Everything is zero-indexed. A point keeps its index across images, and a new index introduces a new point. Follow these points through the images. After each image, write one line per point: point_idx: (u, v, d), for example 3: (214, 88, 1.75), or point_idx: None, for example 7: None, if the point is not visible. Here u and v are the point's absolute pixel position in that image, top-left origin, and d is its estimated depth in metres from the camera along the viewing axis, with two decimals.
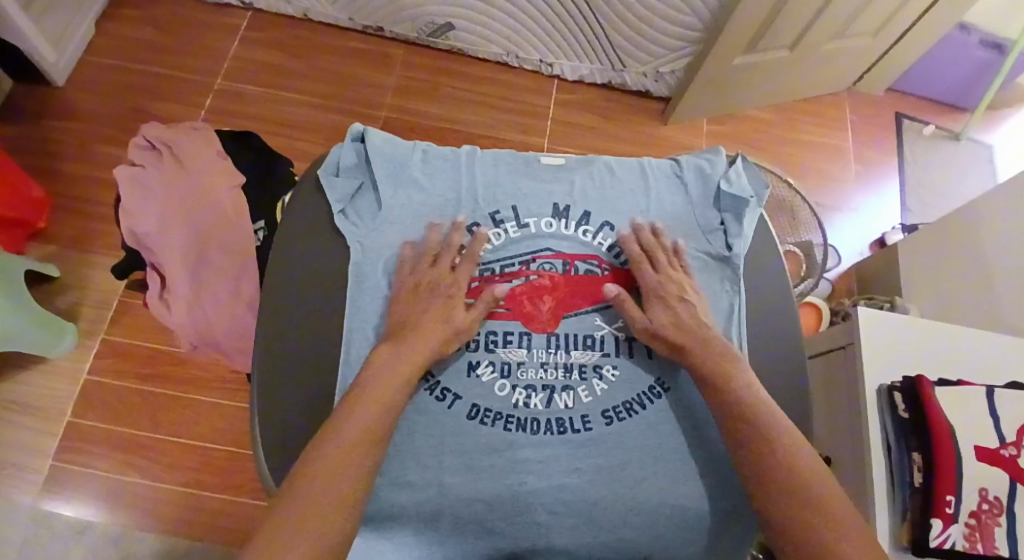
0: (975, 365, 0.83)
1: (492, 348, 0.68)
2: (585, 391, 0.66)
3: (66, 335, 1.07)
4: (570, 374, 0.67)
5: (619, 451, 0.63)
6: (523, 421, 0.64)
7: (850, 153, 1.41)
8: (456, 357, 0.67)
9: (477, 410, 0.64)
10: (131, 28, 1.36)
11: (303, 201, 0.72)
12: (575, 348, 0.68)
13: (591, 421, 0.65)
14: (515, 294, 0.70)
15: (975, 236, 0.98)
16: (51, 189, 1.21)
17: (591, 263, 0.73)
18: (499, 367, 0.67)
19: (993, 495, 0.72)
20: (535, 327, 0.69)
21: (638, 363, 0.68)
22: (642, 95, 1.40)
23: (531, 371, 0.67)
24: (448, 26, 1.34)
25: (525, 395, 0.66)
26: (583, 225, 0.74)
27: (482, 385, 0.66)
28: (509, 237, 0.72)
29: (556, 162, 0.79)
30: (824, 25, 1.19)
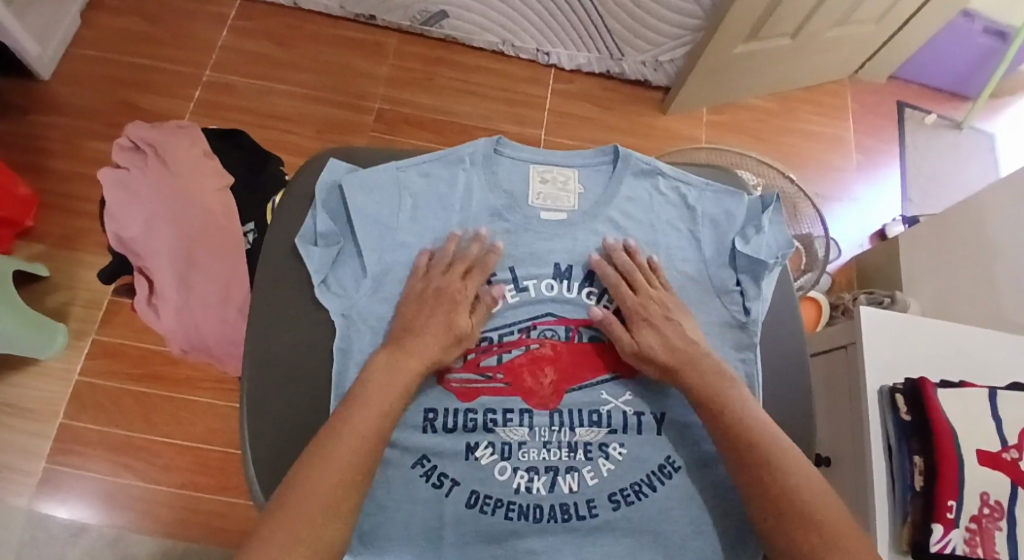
0: (974, 366, 0.85)
1: (491, 427, 0.64)
2: (590, 472, 0.63)
3: (59, 335, 1.11)
4: (574, 454, 0.64)
5: (627, 535, 0.61)
6: (525, 509, 0.62)
7: (851, 143, 1.49)
8: (452, 438, 0.63)
9: (477, 498, 0.62)
10: (120, 20, 1.37)
11: (277, 267, 0.69)
12: (581, 425, 0.65)
13: (596, 506, 0.62)
14: (515, 366, 0.67)
15: (972, 230, 1.06)
16: (38, 189, 1.22)
17: (595, 329, 0.70)
18: (499, 449, 0.63)
19: (994, 500, 0.71)
20: (536, 403, 0.65)
21: (646, 442, 0.65)
22: (641, 85, 1.45)
23: (533, 452, 0.64)
24: (441, 14, 1.35)
25: (526, 479, 0.63)
26: (586, 287, 0.71)
27: (482, 469, 0.63)
28: (505, 303, 0.70)
29: (556, 216, 0.73)
30: (824, 14, 1.27)
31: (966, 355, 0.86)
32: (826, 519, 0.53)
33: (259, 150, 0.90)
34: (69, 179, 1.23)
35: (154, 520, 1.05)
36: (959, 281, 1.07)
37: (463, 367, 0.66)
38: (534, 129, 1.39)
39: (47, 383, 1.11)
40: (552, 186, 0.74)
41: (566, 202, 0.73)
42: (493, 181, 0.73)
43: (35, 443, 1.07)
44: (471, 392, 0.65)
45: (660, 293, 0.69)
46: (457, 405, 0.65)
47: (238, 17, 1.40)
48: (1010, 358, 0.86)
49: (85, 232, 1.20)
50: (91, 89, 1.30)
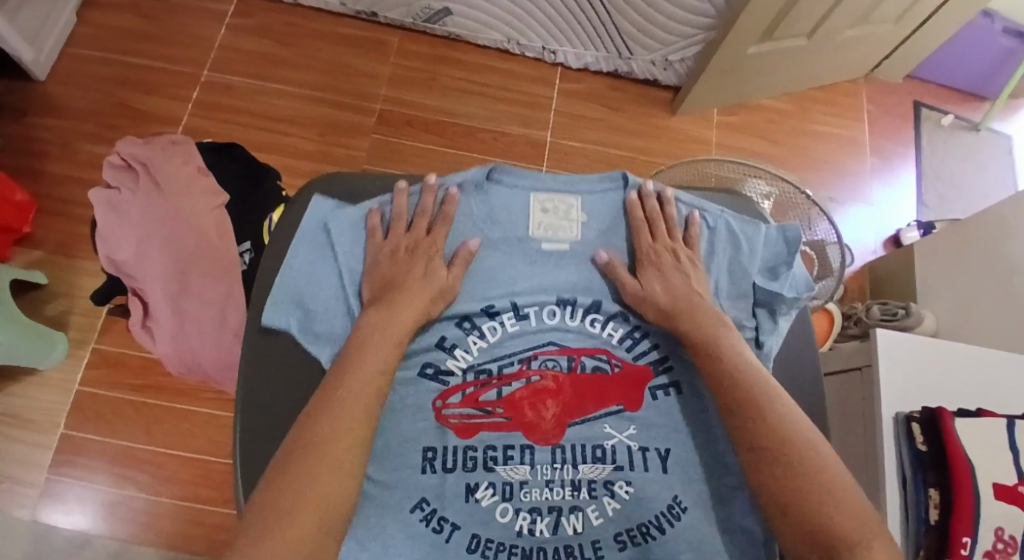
0: (991, 392, 0.83)
1: (492, 466, 0.61)
2: (595, 512, 0.60)
3: (56, 344, 1.09)
4: (578, 493, 0.60)
5: None
6: (528, 551, 0.58)
7: (866, 145, 1.44)
8: (452, 479, 0.60)
9: (479, 542, 0.58)
10: (115, 17, 1.33)
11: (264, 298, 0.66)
12: (583, 462, 0.61)
13: (602, 548, 0.59)
14: (516, 399, 0.63)
15: (992, 243, 1.03)
16: (35, 193, 1.20)
17: (598, 358, 0.66)
18: (500, 490, 0.60)
19: (1008, 535, 0.69)
20: (537, 439, 0.62)
21: (654, 480, 0.61)
22: (651, 84, 1.41)
23: (535, 491, 0.60)
24: (444, 11, 1.31)
25: (529, 521, 0.59)
26: (590, 315, 0.68)
27: (482, 511, 0.59)
28: (506, 332, 0.66)
29: (560, 247, 0.69)
30: (841, 14, 1.22)
31: (982, 377, 0.83)
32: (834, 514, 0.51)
33: (256, 164, 0.87)
34: (66, 183, 1.21)
35: (157, 532, 1.05)
36: (977, 295, 1.04)
37: (461, 400, 0.63)
38: (540, 131, 1.35)
39: (48, 393, 1.10)
40: (554, 214, 0.70)
41: (568, 233, 0.70)
42: (491, 212, 0.70)
43: (37, 454, 1.07)
44: (470, 428, 0.62)
45: (674, 243, 0.69)
46: (456, 442, 0.61)
47: (236, 14, 1.36)
48: None
49: (82, 238, 1.18)
50: (87, 89, 1.27)
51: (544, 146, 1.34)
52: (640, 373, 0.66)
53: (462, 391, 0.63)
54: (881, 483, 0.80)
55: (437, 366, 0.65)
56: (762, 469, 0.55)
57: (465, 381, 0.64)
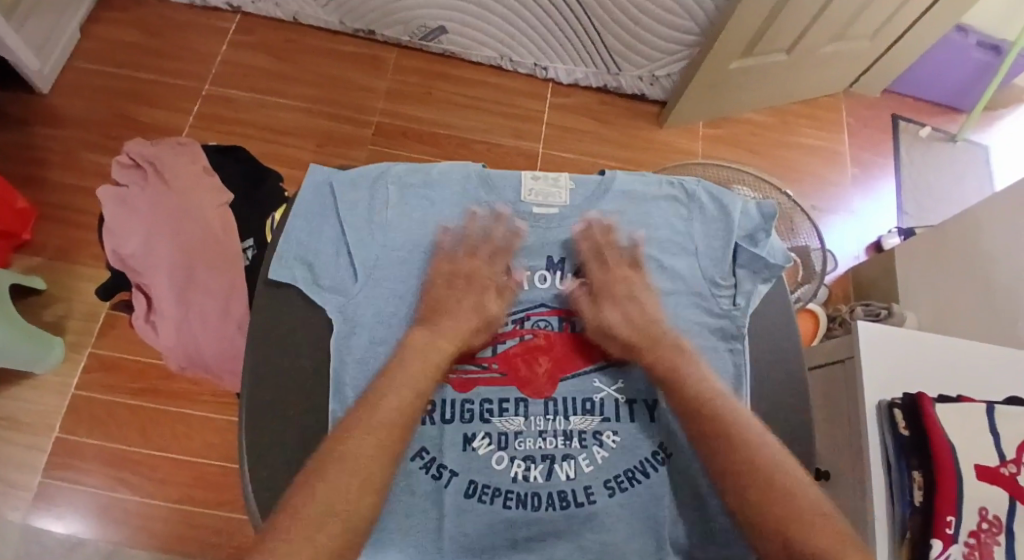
0: (971, 381, 0.85)
1: (487, 418, 0.63)
2: (585, 460, 0.62)
3: (53, 348, 1.10)
4: (570, 442, 0.62)
5: (621, 526, 0.59)
6: (522, 496, 0.60)
7: (847, 156, 1.50)
8: (450, 430, 0.62)
9: (475, 487, 0.60)
10: (120, 33, 1.38)
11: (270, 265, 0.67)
12: (574, 414, 0.64)
13: (593, 494, 0.60)
14: (510, 356, 0.66)
15: (969, 244, 1.07)
16: (37, 201, 1.22)
17: (587, 320, 0.69)
18: (496, 439, 0.62)
19: (992, 515, 0.71)
20: (531, 393, 0.64)
21: (639, 429, 0.63)
22: (638, 99, 1.47)
23: (529, 441, 0.62)
24: (440, 29, 1.37)
25: (524, 468, 0.61)
26: (578, 276, 0.71)
27: (479, 459, 0.61)
28: (499, 292, 0.69)
29: (547, 212, 0.73)
30: (819, 31, 1.29)
31: (962, 365, 0.86)
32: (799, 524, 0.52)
33: (258, 165, 0.90)
34: (68, 191, 1.23)
35: (150, 535, 1.04)
36: (956, 293, 1.08)
37: (459, 357, 0.65)
38: (532, 142, 1.39)
39: (44, 396, 1.10)
40: (544, 182, 0.73)
41: (559, 199, 0.73)
42: (486, 184, 0.73)
43: (31, 457, 1.07)
44: (467, 383, 0.64)
45: (629, 270, 0.70)
46: (454, 395, 0.64)
47: (238, 31, 1.41)
48: (1007, 371, 0.86)
49: (82, 244, 1.20)
50: (91, 102, 1.31)
51: (536, 157, 1.38)
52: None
53: (460, 348, 0.66)
54: (865, 464, 0.82)
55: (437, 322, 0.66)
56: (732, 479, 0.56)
57: None
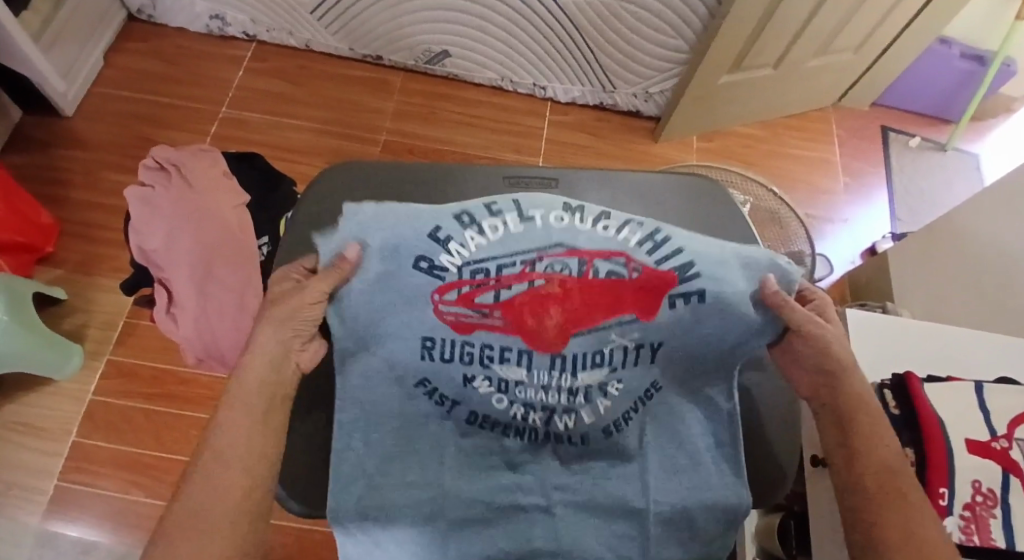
0: (961, 362, 0.84)
1: (487, 363, 0.56)
2: (587, 413, 0.59)
3: (72, 355, 1.14)
4: (574, 398, 0.58)
5: (613, 466, 0.60)
6: (522, 430, 0.60)
7: (838, 166, 1.54)
8: (449, 368, 0.57)
9: (476, 417, 0.59)
10: (142, 61, 1.47)
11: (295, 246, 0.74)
12: (583, 369, 0.57)
13: (588, 438, 0.60)
14: (515, 303, 0.55)
15: (958, 239, 1.10)
16: (60, 217, 1.28)
17: (614, 262, 0.56)
18: (496, 383, 0.57)
19: (987, 488, 0.68)
20: (538, 346, 0.56)
21: (641, 377, 0.58)
22: (634, 115, 1.53)
23: (530, 391, 0.58)
24: (443, 53, 1.44)
25: (523, 411, 0.59)
26: (600, 218, 0.58)
27: (478, 396, 0.58)
28: (508, 232, 0.56)
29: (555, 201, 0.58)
30: (804, 45, 1.35)
31: (952, 347, 0.85)
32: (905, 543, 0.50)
33: (272, 169, 0.97)
34: (89, 208, 1.30)
35: None
36: (948, 286, 1.09)
37: (457, 297, 0.55)
38: (532, 157, 1.45)
39: (62, 402, 1.14)
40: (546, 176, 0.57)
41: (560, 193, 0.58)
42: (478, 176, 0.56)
43: (46, 461, 1.09)
44: (467, 326, 0.55)
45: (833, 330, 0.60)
46: None
47: (253, 59, 1.50)
48: (996, 351, 0.85)
49: (102, 257, 1.26)
50: (113, 125, 1.38)
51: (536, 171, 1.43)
52: (664, 279, 0.55)
53: (459, 287, 0.55)
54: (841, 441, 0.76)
55: (432, 259, 0.55)
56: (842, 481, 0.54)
57: (463, 277, 0.55)
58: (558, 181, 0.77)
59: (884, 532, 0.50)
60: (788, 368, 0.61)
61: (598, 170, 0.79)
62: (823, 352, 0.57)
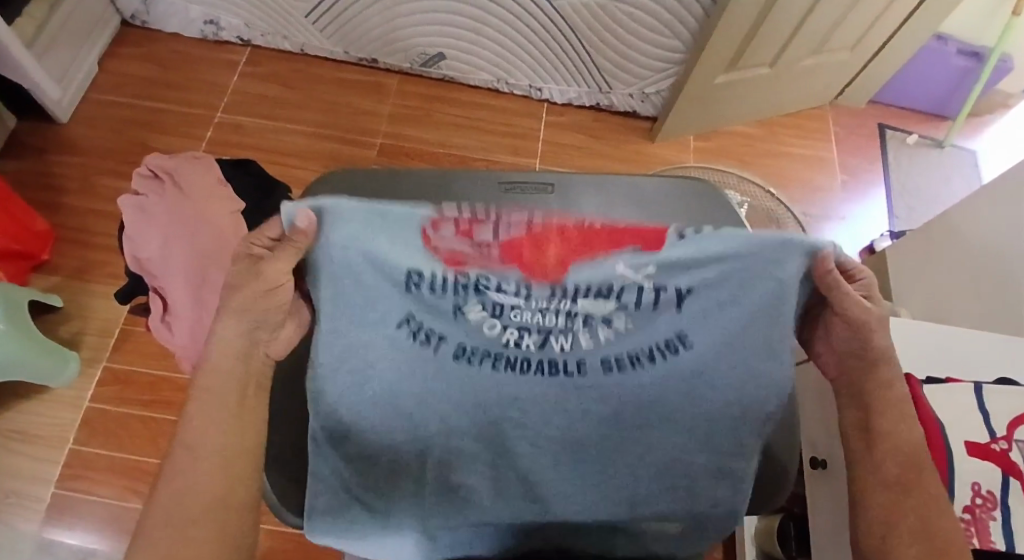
0: (960, 364, 0.83)
1: (482, 288, 0.50)
2: (586, 335, 0.52)
3: (68, 363, 1.14)
4: (572, 320, 0.52)
5: (613, 399, 0.53)
6: (512, 360, 0.52)
7: (836, 164, 1.54)
8: (440, 297, 0.50)
9: (464, 350, 0.52)
10: (137, 66, 1.46)
11: None
12: (584, 295, 0.51)
13: (587, 366, 0.52)
14: (513, 242, 0.50)
15: (956, 237, 1.09)
16: (56, 224, 1.28)
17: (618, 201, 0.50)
18: (489, 307, 0.51)
19: (985, 490, 0.68)
20: (534, 276, 0.50)
21: (652, 317, 0.51)
22: (630, 115, 1.52)
23: (526, 313, 0.51)
24: (438, 56, 1.44)
25: (516, 337, 0.52)
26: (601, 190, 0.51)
27: (468, 324, 0.51)
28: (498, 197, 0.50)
29: None
30: (800, 44, 1.35)
31: (951, 348, 0.84)
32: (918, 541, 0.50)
33: (265, 176, 0.99)
34: (85, 214, 1.29)
35: None
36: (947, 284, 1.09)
37: (454, 232, 0.49)
38: (528, 158, 1.45)
39: (59, 409, 1.14)
40: None
41: None
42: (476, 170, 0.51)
43: (44, 469, 1.09)
44: (460, 260, 0.49)
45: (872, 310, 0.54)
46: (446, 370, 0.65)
47: (248, 63, 1.49)
48: (996, 351, 0.84)
49: (98, 264, 1.25)
50: (108, 131, 1.38)
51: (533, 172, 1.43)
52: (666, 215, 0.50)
53: (454, 221, 0.48)
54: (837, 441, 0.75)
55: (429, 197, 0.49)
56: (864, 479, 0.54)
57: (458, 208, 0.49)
58: (555, 187, 0.76)
59: (898, 524, 0.51)
60: (824, 349, 0.57)
61: (594, 174, 0.78)
62: (863, 338, 0.53)
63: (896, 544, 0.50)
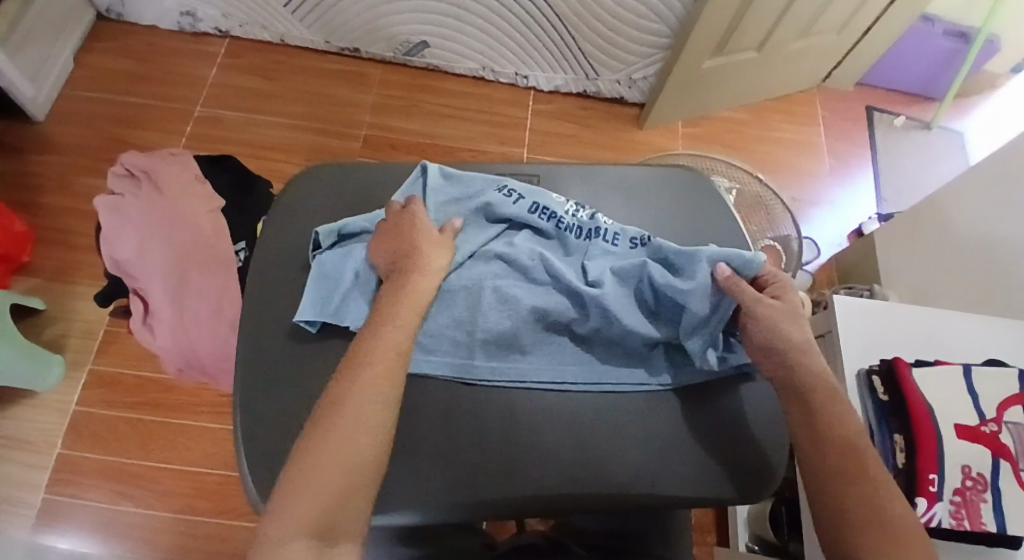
0: (948, 346, 0.83)
1: (511, 200, 0.67)
2: (572, 238, 0.66)
3: (52, 367, 1.12)
4: (562, 231, 0.67)
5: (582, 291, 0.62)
6: (514, 263, 0.64)
7: (823, 148, 1.54)
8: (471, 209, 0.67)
9: (483, 255, 0.65)
10: (112, 61, 1.43)
11: (265, 250, 0.68)
12: (570, 215, 0.68)
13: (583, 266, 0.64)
14: None
15: (943, 219, 1.09)
16: (36, 224, 1.25)
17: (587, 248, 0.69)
18: (520, 218, 0.67)
19: (976, 472, 0.68)
20: None
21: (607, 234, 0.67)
22: (617, 102, 1.51)
23: (537, 221, 0.66)
24: (422, 44, 1.42)
25: (521, 242, 0.65)
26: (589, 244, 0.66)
27: (485, 232, 0.66)
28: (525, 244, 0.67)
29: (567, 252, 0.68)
30: (787, 27, 1.34)
31: (940, 332, 0.84)
32: (871, 532, 0.45)
33: (246, 171, 0.97)
34: (65, 214, 1.27)
35: (154, 546, 1.05)
36: (936, 267, 1.09)
37: None
38: (516, 147, 1.43)
39: (45, 413, 1.12)
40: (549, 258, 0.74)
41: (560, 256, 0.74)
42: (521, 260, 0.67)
43: (32, 474, 1.08)
44: None
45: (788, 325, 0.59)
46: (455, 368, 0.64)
47: (227, 54, 1.46)
48: (983, 334, 0.84)
49: (80, 264, 1.23)
50: (87, 128, 1.35)
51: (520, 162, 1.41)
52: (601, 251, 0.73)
53: None
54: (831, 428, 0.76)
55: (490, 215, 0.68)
56: (828, 477, 0.49)
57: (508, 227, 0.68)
58: (539, 178, 0.75)
59: (850, 514, 0.47)
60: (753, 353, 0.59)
61: (579, 166, 0.77)
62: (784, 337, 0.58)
63: (856, 545, 0.45)
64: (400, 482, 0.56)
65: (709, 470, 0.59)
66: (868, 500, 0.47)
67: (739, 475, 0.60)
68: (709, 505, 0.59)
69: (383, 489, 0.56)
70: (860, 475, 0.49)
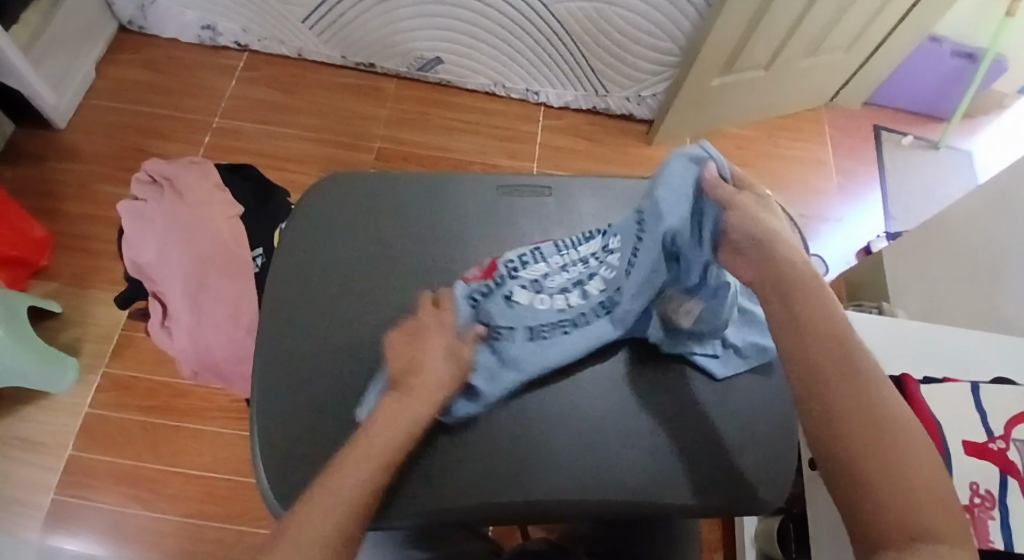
0: (957, 362, 0.83)
1: (515, 273, 0.65)
2: (607, 270, 0.65)
3: (67, 370, 1.14)
4: (587, 264, 0.67)
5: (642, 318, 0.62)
6: (576, 320, 0.63)
7: (831, 166, 1.55)
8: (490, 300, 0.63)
9: (534, 330, 0.61)
10: (134, 72, 1.46)
11: (285, 258, 0.69)
12: (582, 243, 0.68)
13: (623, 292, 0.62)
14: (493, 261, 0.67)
15: (951, 237, 1.10)
16: (54, 230, 1.28)
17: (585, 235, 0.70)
18: (530, 286, 0.64)
19: (984, 489, 0.67)
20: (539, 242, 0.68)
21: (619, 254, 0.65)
22: (626, 119, 1.53)
23: (556, 276, 0.66)
24: (435, 60, 1.45)
25: (564, 298, 0.64)
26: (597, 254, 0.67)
27: (524, 308, 0.63)
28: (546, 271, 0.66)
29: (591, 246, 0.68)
30: (796, 45, 1.36)
31: (949, 349, 0.84)
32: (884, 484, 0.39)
33: (264, 180, 0.98)
34: (84, 220, 1.29)
35: (161, 550, 1.05)
36: (944, 283, 1.09)
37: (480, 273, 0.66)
38: (526, 161, 1.45)
39: (58, 416, 1.13)
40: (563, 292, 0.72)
41: None
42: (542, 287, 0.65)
43: (44, 475, 1.09)
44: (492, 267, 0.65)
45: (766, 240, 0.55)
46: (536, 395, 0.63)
47: (245, 68, 1.50)
48: (991, 351, 0.85)
49: (96, 269, 1.25)
50: (107, 137, 1.38)
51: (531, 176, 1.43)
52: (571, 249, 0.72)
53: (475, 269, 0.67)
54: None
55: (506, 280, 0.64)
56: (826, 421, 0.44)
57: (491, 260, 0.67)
58: (552, 190, 0.76)
59: (886, 477, 0.40)
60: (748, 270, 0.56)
61: (591, 178, 0.78)
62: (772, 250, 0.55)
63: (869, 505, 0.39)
64: (409, 487, 0.57)
65: (709, 481, 0.59)
66: (875, 442, 0.41)
67: (741, 485, 0.60)
68: (709, 515, 0.59)
69: (391, 496, 0.56)
70: (882, 436, 0.41)
